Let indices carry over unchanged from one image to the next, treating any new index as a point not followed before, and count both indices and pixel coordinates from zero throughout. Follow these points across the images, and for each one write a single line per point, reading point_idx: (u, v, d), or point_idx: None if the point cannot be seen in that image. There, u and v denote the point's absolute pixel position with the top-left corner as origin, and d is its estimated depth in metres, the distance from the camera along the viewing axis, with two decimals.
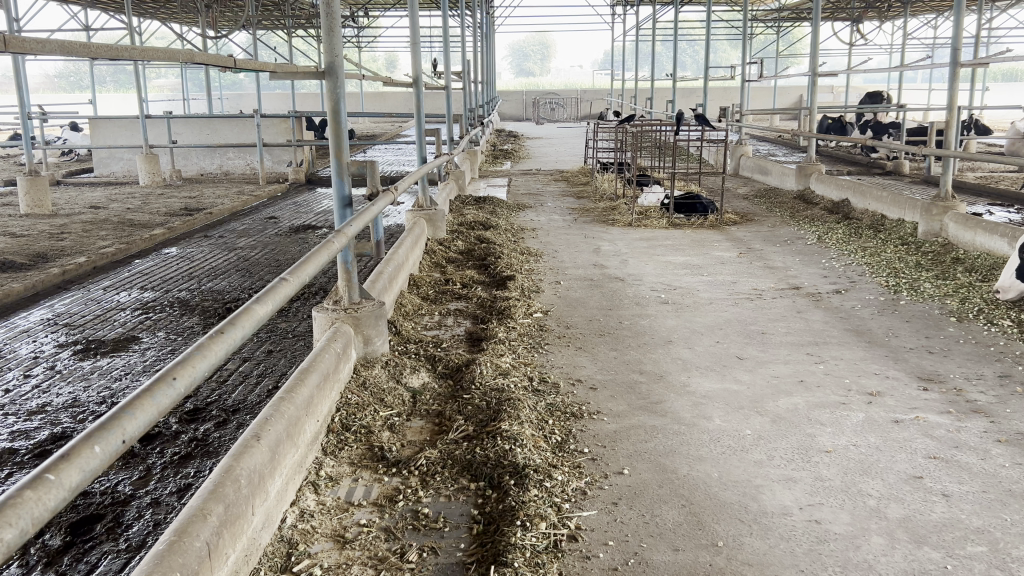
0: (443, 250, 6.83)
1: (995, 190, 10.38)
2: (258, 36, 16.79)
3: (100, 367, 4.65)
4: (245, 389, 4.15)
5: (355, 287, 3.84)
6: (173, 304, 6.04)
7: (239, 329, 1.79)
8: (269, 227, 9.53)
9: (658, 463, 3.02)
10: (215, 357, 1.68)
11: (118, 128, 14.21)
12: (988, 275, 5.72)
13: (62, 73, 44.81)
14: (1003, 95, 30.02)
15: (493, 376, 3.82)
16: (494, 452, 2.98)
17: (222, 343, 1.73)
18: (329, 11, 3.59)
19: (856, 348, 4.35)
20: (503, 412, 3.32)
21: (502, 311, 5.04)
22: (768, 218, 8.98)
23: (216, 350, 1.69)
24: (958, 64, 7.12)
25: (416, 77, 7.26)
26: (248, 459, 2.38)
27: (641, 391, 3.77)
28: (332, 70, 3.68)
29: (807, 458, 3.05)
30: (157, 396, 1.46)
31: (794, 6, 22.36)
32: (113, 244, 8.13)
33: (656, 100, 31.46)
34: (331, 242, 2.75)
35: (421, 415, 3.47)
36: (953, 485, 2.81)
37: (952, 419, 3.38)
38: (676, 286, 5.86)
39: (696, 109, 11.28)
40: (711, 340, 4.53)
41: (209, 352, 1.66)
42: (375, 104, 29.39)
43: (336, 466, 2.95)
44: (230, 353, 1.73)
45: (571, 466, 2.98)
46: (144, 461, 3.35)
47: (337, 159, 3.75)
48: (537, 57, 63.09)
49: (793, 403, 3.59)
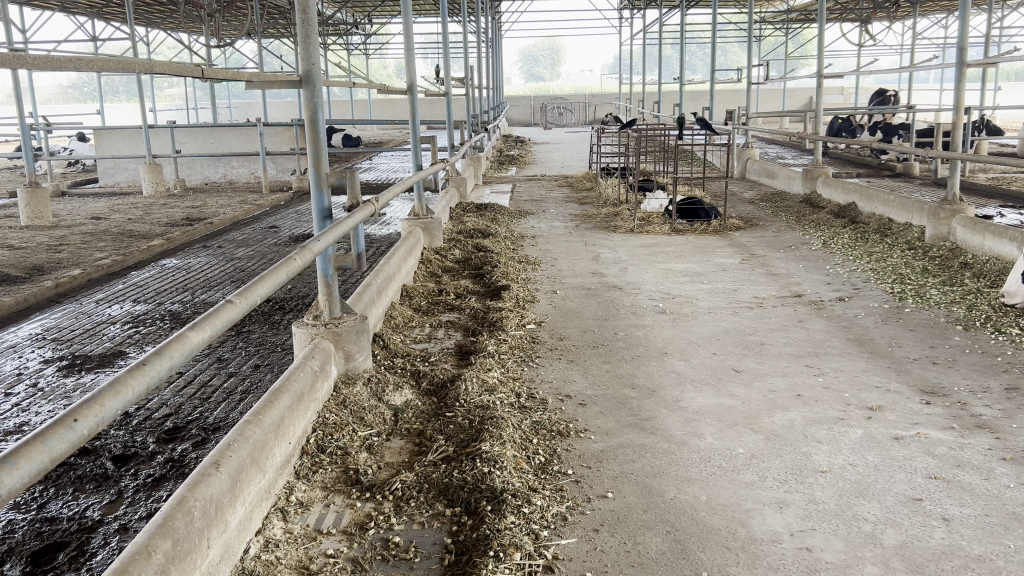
0: (439, 260, 6.71)
1: (1007, 193, 10.15)
2: (264, 44, 16.77)
3: (82, 384, 4.54)
4: (228, 406, 4.04)
5: (336, 302, 3.73)
6: (165, 317, 5.95)
7: (163, 360, 1.69)
8: (268, 237, 9.43)
9: (644, 485, 2.89)
10: (131, 394, 1.56)
11: (122, 138, 14.20)
12: (996, 281, 5.56)
13: (75, 84, 45.31)
14: (1016, 95, 29.74)
15: (479, 392, 3.69)
16: (471, 476, 2.85)
17: (143, 375, 1.62)
18: (305, 16, 3.49)
19: (857, 360, 4.20)
20: (485, 432, 3.20)
21: (493, 323, 4.91)
22: (773, 223, 8.83)
23: (133, 385, 1.57)
24: (965, 64, 6.92)
25: (411, 83, 7.14)
26: (203, 489, 2.26)
27: (632, 406, 3.65)
28: (309, 77, 3.57)
29: (800, 479, 2.91)
30: (50, 441, 1.32)
31: (803, 8, 22.14)
32: (110, 256, 8.04)
33: (662, 104, 31.33)
34: (293, 258, 2.64)
35: (402, 435, 3.35)
36: (954, 509, 2.66)
37: (954, 435, 3.23)
38: (676, 295, 5.71)
39: (701, 112, 11.14)
40: (708, 351, 4.40)
41: (122, 388, 1.54)
42: (383, 111, 29.36)
43: (307, 491, 2.84)
44: (151, 387, 1.62)
45: (552, 489, 2.85)
46: (116, 484, 3.24)
47: (315, 170, 3.65)
48: (547, 62, 63.11)
49: (788, 419, 3.44)
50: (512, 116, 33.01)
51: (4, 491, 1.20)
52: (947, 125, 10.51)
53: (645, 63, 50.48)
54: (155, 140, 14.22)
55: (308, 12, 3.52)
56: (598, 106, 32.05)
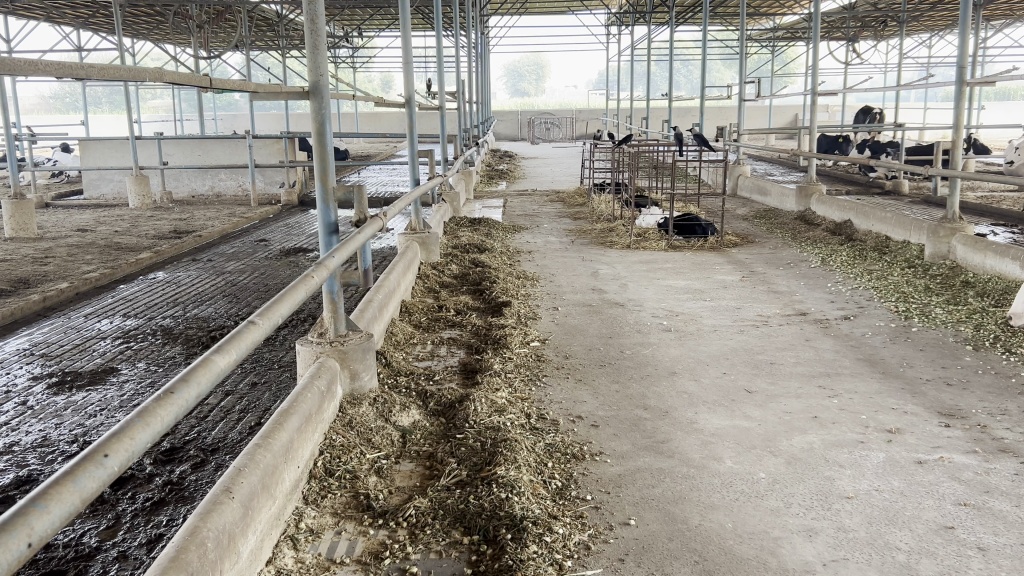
0: (437, 275, 6.61)
1: (998, 212, 10.18)
2: (251, 56, 16.60)
3: (74, 402, 4.40)
4: (226, 426, 3.91)
5: (341, 318, 3.61)
6: (156, 333, 5.80)
7: (192, 388, 1.59)
8: (260, 250, 9.29)
9: (667, 512, 2.79)
10: (160, 425, 1.46)
11: (108, 150, 14.00)
12: (1001, 300, 5.53)
13: (57, 94, 44.97)
14: (998, 113, 30.08)
15: (488, 413, 3.59)
16: (489, 502, 2.75)
17: (171, 405, 1.52)
18: (314, 26, 3.41)
19: (870, 380, 4.13)
20: (499, 455, 3.09)
21: (497, 340, 4.82)
22: (769, 240, 8.79)
23: (163, 415, 1.47)
24: (964, 83, 6.87)
25: (409, 97, 7.01)
26: (217, 518, 2.15)
27: (646, 428, 3.55)
28: (317, 89, 3.47)
29: (826, 505, 2.82)
30: (80, 480, 1.23)
31: (789, 26, 22.28)
32: (97, 270, 7.88)
33: (650, 120, 31.47)
34: (310, 277, 2.54)
35: (411, 457, 3.24)
36: (989, 538, 2.58)
37: (978, 459, 3.16)
38: (679, 312, 5.65)
39: (694, 128, 11.13)
40: (717, 371, 4.31)
41: (152, 420, 1.45)
42: (371, 125, 29.30)
43: (317, 517, 2.72)
44: (180, 418, 1.52)
45: (573, 516, 2.75)
46: (113, 508, 3.11)
47: (322, 183, 3.55)
48: (532, 77, 63.34)
49: (807, 442, 3.36)
50: (500, 130, 33.04)
51: (36, 538, 1.10)
52: (940, 143, 10.51)
53: (632, 79, 50.76)
54: (142, 152, 14.03)
55: (317, 22, 3.44)
56: (586, 121, 32.17)
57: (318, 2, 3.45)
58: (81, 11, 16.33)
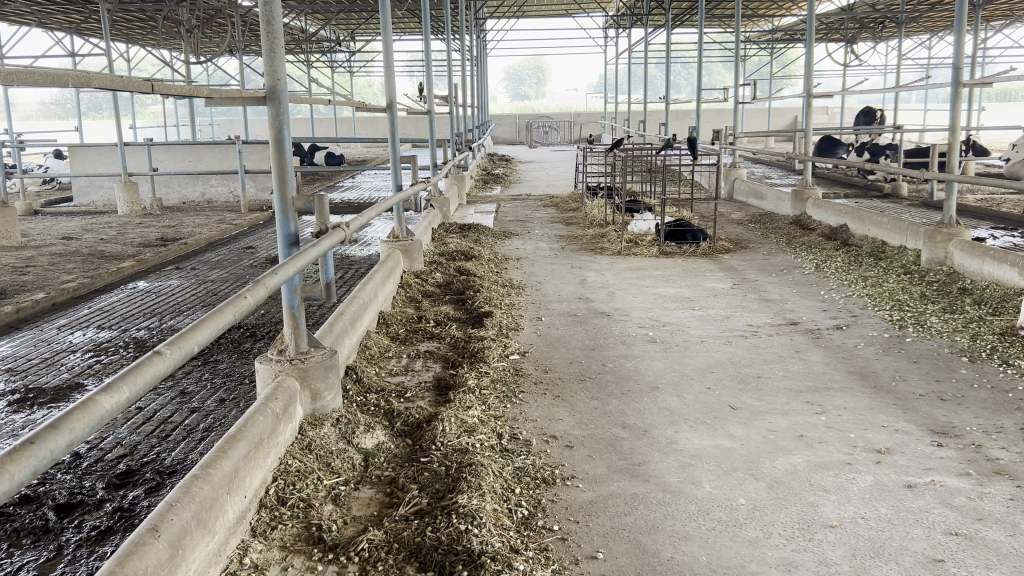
0: (419, 284, 6.43)
1: (998, 215, 9.98)
2: (245, 61, 15.80)
3: (33, 421, 4.23)
4: (187, 446, 3.73)
5: (302, 335, 3.45)
6: (128, 346, 5.62)
7: (59, 437, 1.44)
8: (245, 258, 9.12)
9: (637, 543, 2.62)
10: (9, 483, 1.31)
11: (98, 156, 13.78)
12: (999, 307, 5.36)
13: (58, 100, 45.05)
14: (997, 116, 29.90)
15: (457, 434, 3.40)
16: (446, 535, 2.58)
17: (29, 457, 1.37)
18: (269, 29, 3.25)
19: (860, 396, 3.95)
20: (462, 482, 2.91)
21: (475, 353, 4.64)
22: (763, 245, 8.62)
23: (14, 472, 1.32)
24: (960, 85, 6.63)
25: (391, 101, 6.79)
26: (138, 561, 1.97)
27: (622, 450, 3.37)
28: (274, 94, 3.30)
29: (808, 535, 2.64)
30: None
31: (787, 28, 21.99)
32: (76, 279, 7.71)
33: (648, 123, 31.30)
34: (240, 298, 2.39)
35: (372, 483, 3.07)
36: (980, 572, 2.41)
37: (972, 483, 2.98)
38: (666, 322, 5.47)
39: (688, 132, 10.93)
40: (702, 386, 4.14)
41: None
42: (368, 130, 29.16)
43: (263, 552, 2.54)
44: (38, 471, 1.37)
45: (536, 550, 2.58)
46: (56, 539, 2.94)
47: (280, 194, 3.38)
48: (533, 80, 63.25)
49: (792, 464, 3.18)
50: (499, 134, 32.90)
51: None
52: (936, 145, 10.31)
53: (631, 85, 50.73)
54: (132, 158, 13.80)
55: (273, 24, 3.27)
56: (584, 125, 32.05)
57: (274, 3, 3.29)
58: (72, 15, 16.15)
